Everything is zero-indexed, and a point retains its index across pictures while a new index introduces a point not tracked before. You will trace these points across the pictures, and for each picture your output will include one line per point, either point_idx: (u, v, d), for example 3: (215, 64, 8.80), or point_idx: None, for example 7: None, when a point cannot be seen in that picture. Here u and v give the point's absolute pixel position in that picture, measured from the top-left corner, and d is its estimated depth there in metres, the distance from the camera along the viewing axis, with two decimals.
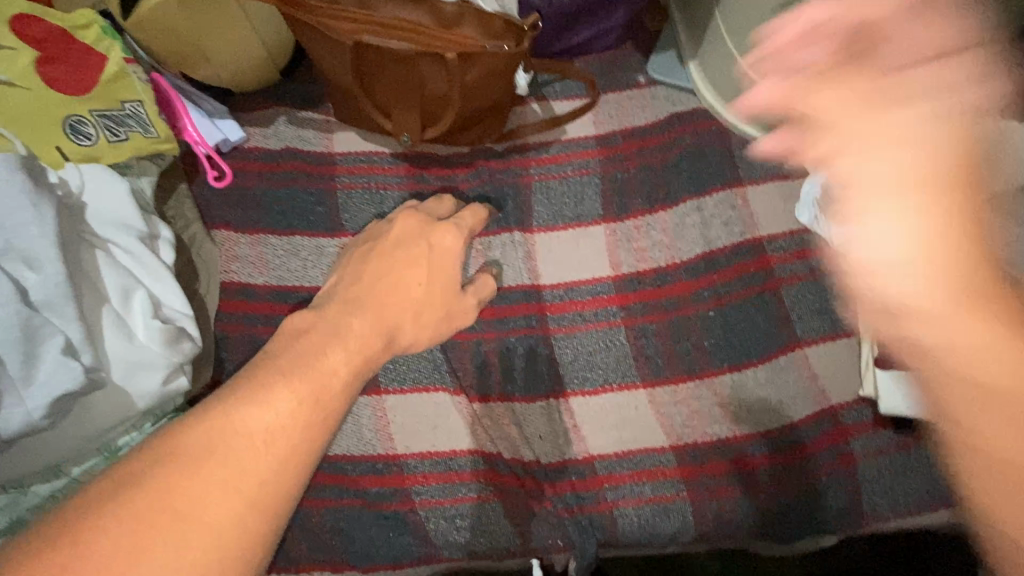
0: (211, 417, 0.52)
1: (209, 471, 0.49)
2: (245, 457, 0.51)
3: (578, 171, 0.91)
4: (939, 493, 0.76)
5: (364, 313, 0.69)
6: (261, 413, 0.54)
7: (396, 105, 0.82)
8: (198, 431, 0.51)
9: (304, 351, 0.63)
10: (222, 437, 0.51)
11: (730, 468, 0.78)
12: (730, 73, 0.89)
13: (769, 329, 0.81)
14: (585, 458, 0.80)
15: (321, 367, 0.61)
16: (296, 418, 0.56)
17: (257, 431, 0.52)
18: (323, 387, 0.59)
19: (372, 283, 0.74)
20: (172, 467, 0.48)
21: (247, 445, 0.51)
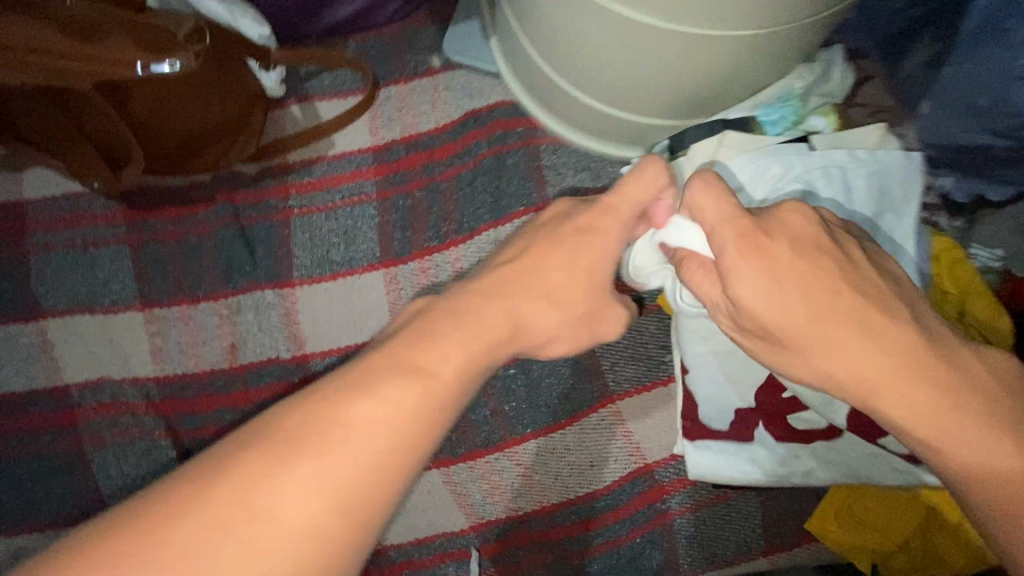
0: (276, 443, 0.36)
1: (297, 464, 0.36)
2: (339, 448, 0.37)
3: (349, 199, 0.73)
4: (756, 544, 0.71)
5: (495, 300, 0.47)
6: (369, 398, 0.39)
7: (55, 143, 0.61)
8: (311, 405, 0.38)
9: (403, 343, 0.42)
10: (318, 422, 0.37)
11: (539, 540, 0.70)
12: (522, 59, 0.70)
13: (577, 384, 0.70)
14: (378, 549, 0.70)
15: (390, 383, 0.39)
16: (358, 454, 0.37)
17: (360, 424, 0.38)
18: (433, 390, 0.40)
19: (477, 300, 0.47)
20: (261, 457, 0.36)
21: (345, 437, 0.37)
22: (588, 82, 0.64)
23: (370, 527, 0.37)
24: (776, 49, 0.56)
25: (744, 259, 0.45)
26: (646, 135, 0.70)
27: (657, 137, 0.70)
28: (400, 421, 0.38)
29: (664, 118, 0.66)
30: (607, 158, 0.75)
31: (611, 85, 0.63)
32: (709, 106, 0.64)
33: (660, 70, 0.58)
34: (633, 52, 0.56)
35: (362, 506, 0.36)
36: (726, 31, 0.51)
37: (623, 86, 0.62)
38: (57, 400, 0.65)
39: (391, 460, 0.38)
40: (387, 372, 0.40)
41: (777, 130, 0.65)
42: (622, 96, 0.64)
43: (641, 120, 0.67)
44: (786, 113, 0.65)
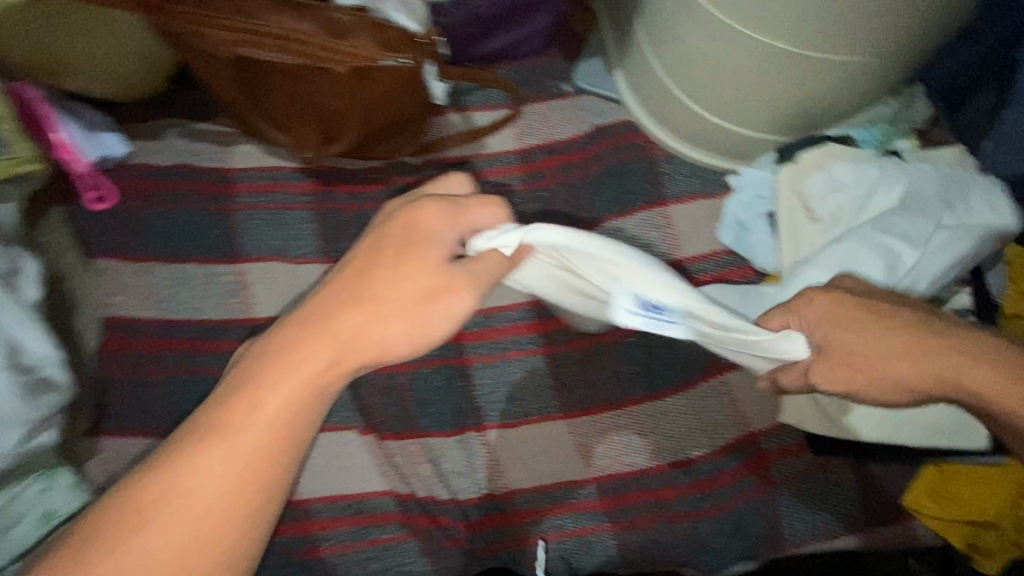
0: (178, 452, 0.45)
1: (184, 473, 0.45)
2: (234, 454, 0.45)
3: (497, 189, 0.87)
4: (854, 517, 0.76)
5: (365, 307, 0.49)
6: (254, 405, 0.46)
7: (291, 120, 0.76)
8: (212, 408, 0.47)
9: (294, 338, 0.48)
10: (201, 448, 0.45)
11: (652, 498, 0.76)
12: (653, 84, 0.85)
13: (691, 355, 0.79)
14: (504, 493, 0.77)
15: (297, 356, 0.47)
16: (280, 432, 0.46)
17: (259, 427, 0.46)
18: (340, 363, 0.48)
19: (348, 313, 0.49)
20: (196, 441, 0.46)
21: (227, 460, 0.45)
22: (716, 96, 0.79)
23: (283, 472, 0.47)
24: (880, 73, 0.70)
25: (847, 328, 0.52)
26: (753, 148, 0.84)
27: (762, 150, 0.84)
28: (303, 392, 0.47)
29: (773, 132, 0.80)
30: (714, 168, 0.88)
31: (737, 101, 0.78)
32: (812, 123, 0.78)
33: (785, 86, 0.73)
34: (766, 70, 0.71)
35: (274, 465, 0.46)
36: (847, 52, 0.66)
37: (748, 100, 0.77)
38: (248, 329, 0.77)
39: (312, 391, 0.47)
40: (369, 299, 0.49)
41: (871, 142, 0.77)
42: (743, 111, 0.79)
43: (754, 132, 0.81)
44: (876, 134, 0.78)
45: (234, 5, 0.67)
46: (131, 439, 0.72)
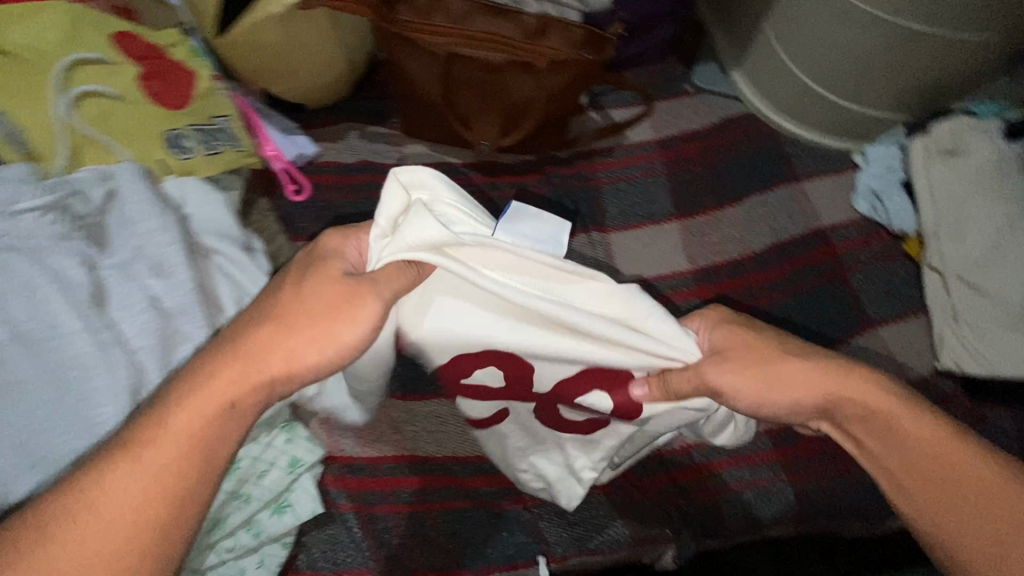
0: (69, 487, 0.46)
1: (104, 488, 0.46)
2: (128, 486, 0.47)
3: (645, 172, 0.96)
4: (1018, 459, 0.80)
5: (297, 334, 0.54)
6: (180, 410, 0.50)
7: (477, 113, 0.86)
8: (143, 431, 0.49)
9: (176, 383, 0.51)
10: (119, 473, 0.47)
11: (821, 449, 0.82)
12: (779, 78, 0.96)
13: (846, 313, 0.85)
14: (683, 448, 0.82)
15: (215, 384, 0.51)
16: (175, 459, 0.48)
17: (175, 453, 0.48)
18: (254, 381, 0.52)
19: (278, 330, 0.54)
20: (88, 483, 0.46)
21: (116, 493, 0.46)
22: (846, 82, 0.89)
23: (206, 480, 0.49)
24: (1000, 52, 0.81)
25: (760, 388, 0.59)
26: (874, 128, 0.94)
27: (883, 130, 0.94)
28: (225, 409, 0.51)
29: (895, 111, 0.91)
30: (836, 150, 0.97)
31: (866, 85, 0.88)
32: (933, 102, 0.89)
33: (915, 67, 0.83)
34: (899, 54, 0.82)
35: (186, 473, 0.48)
36: (979, 32, 0.77)
37: (879, 80, 0.87)
38: None
39: (222, 412, 0.51)
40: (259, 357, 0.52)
41: (994, 112, 0.87)
42: (870, 94, 0.89)
43: (878, 112, 0.91)
44: (993, 107, 0.87)
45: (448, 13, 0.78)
46: None
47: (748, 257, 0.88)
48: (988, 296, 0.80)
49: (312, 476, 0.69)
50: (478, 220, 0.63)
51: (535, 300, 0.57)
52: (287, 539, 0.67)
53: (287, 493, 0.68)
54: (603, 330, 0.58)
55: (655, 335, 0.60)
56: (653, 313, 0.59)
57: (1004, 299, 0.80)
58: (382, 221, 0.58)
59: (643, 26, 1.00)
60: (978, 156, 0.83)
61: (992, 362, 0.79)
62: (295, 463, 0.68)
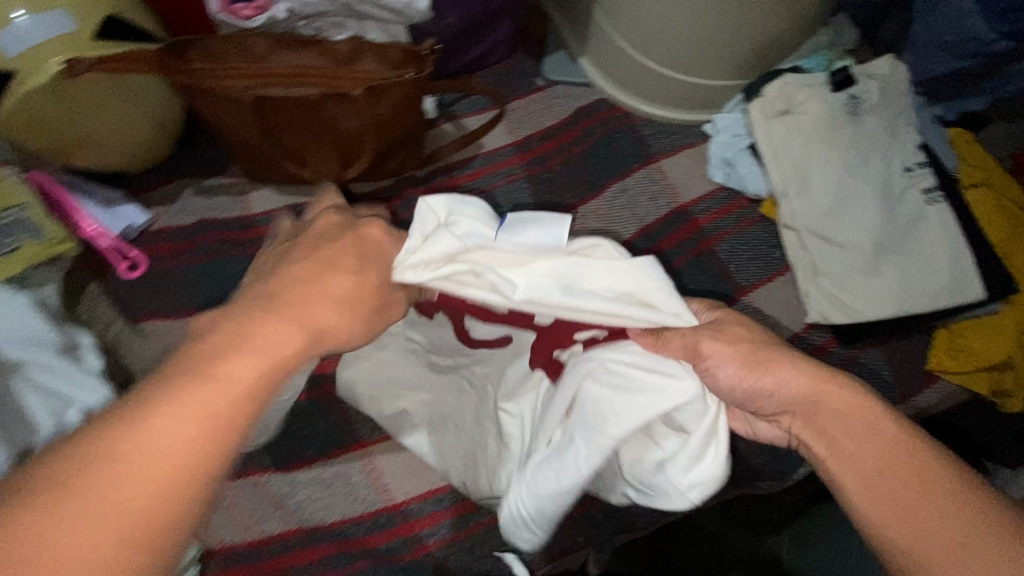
0: (99, 434, 0.33)
1: (106, 490, 0.32)
2: (121, 483, 0.32)
3: (505, 179, 0.94)
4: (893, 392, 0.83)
5: (276, 312, 0.43)
6: (160, 422, 0.34)
7: (310, 152, 0.82)
8: (113, 435, 0.33)
9: (218, 337, 0.40)
10: (120, 446, 0.33)
11: None
12: (620, 60, 0.95)
13: (716, 285, 0.86)
14: None
15: (193, 386, 0.37)
16: (185, 458, 0.34)
17: (168, 452, 0.34)
18: (222, 398, 0.37)
19: (253, 313, 0.42)
20: (84, 458, 0.32)
21: (134, 469, 0.33)
22: (680, 57, 0.89)
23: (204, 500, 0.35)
24: (811, 7, 0.83)
25: (753, 368, 0.52)
26: (718, 96, 0.95)
27: (727, 97, 0.95)
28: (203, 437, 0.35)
29: (733, 77, 0.92)
30: (689, 123, 0.98)
31: (698, 57, 0.88)
32: (765, 63, 0.90)
33: (737, 34, 0.84)
34: (718, 23, 0.83)
35: (204, 481, 0.35)
36: None
37: (709, 51, 0.87)
38: None
39: (210, 440, 0.36)
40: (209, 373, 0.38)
41: (822, 65, 0.88)
42: (704, 65, 0.89)
43: (717, 81, 0.92)
44: (820, 61, 0.89)
45: (246, 54, 0.72)
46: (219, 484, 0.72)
47: (623, 245, 0.88)
48: (839, 245, 0.83)
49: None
50: (491, 231, 0.57)
51: (544, 298, 0.52)
52: None
53: None
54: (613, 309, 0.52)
55: (660, 308, 0.53)
56: (661, 288, 0.54)
57: (854, 246, 0.82)
58: (412, 241, 0.54)
59: (479, 28, 0.97)
60: (810, 112, 0.85)
61: (852, 309, 0.81)
62: None
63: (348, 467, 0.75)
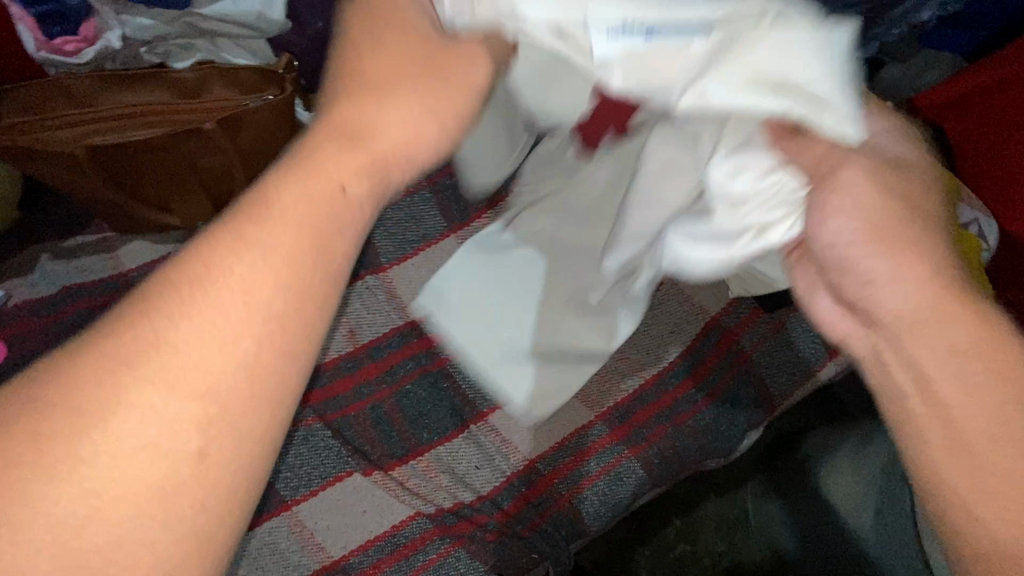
0: (195, 257, 0.40)
1: (201, 320, 0.38)
2: (218, 322, 0.38)
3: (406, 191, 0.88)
4: (822, 351, 0.84)
5: (360, 145, 0.45)
6: (259, 250, 0.40)
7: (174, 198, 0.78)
8: (188, 265, 0.40)
9: (279, 178, 0.43)
10: (220, 310, 0.38)
11: (656, 410, 0.80)
12: None
13: None
14: (526, 466, 0.77)
15: (279, 228, 0.41)
16: (260, 304, 0.39)
17: (246, 286, 0.39)
18: (322, 245, 0.42)
19: (336, 147, 0.45)
20: (117, 356, 0.37)
21: (217, 349, 0.38)
22: None
23: (308, 354, 0.41)
24: None
25: (833, 210, 0.50)
26: None
27: None
28: (286, 265, 0.40)
29: None
30: None
31: None
32: None
33: None
34: None
35: (304, 316, 0.41)
36: None
37: None
38: None
39: (295, 269, 0.40)
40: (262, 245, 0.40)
41: None
42: None
43: None
44: None
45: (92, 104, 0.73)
46: None
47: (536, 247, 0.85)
48: None
49: None
50: None
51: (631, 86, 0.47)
52: None
53: None
54: (776, 82, 0.44)
55: (828, 116, 0.44)
56: (832, 79, 0.44)
57: None
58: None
59: None
60: None
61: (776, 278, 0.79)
62: None
63: (279, 531, 0.72)
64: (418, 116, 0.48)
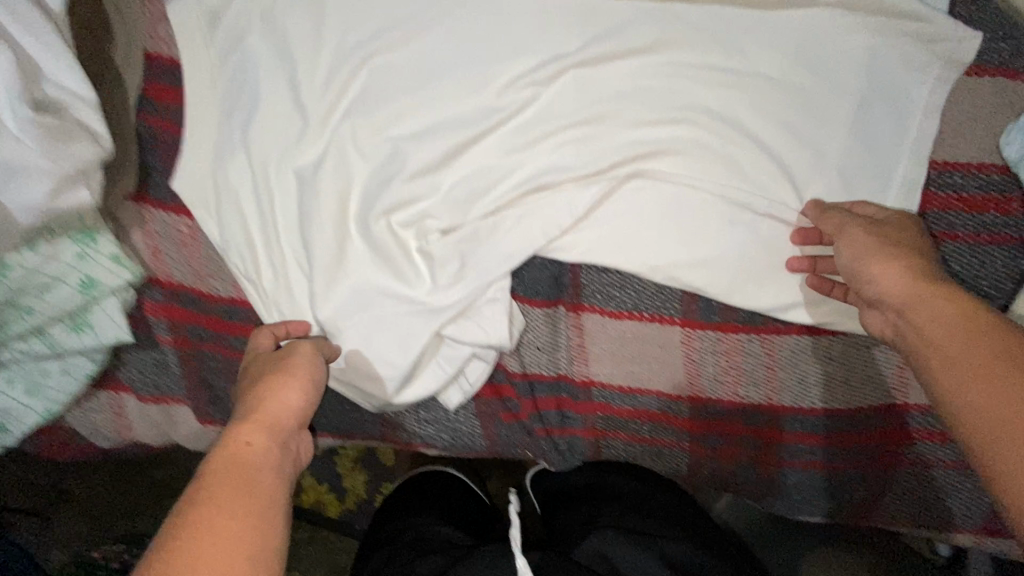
0: (247, 404, 0.49)
1: (240, 470, 0.43)
2: (250, 465, 0.43)
3: None
4: (973, 519, 0.65)
5: (249, 410, 0.48)
6: (285, 394, 0.50)
7: None
8: (245, 414, 0.48)
9: (251, 382, 0.53)
10: (265, 414, 0.48)
11: (747, 433, 0.66)
12: None
13: None
14: (582, 381, 0.66)
15: (242, 448, 0.45)
16: (231, 501, 0.40)
17: (263, 455, 0.45)
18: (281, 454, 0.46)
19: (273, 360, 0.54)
20: (246, 430, 0.46)
21: (262, 470, 0.44)
22: None
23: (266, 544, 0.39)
24: None
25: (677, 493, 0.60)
26: None
27: None
28: (269, 452, 0.46)
29: None
30: None
31: None
32: None
33: None
34: None
35: (268, 513, 0.41)
36: None
37: None
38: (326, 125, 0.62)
39: (263, 478, 0.43)
40: (262, 384, 0.51)
41: None
42: None
43: None
44: None
45: None
46: (175, 215, 0.60)
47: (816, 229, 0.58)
48: None
49: (120, 301, 0.57)
50: None
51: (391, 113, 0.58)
52: (97, 356, 0.59)
53: (86, 312, 0.56)
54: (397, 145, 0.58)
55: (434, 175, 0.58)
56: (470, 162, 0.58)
57: None
58: None
59: None
60: None
61: None
62: (91, 284, 0.55)
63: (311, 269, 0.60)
64: (288, 390, 0.51)
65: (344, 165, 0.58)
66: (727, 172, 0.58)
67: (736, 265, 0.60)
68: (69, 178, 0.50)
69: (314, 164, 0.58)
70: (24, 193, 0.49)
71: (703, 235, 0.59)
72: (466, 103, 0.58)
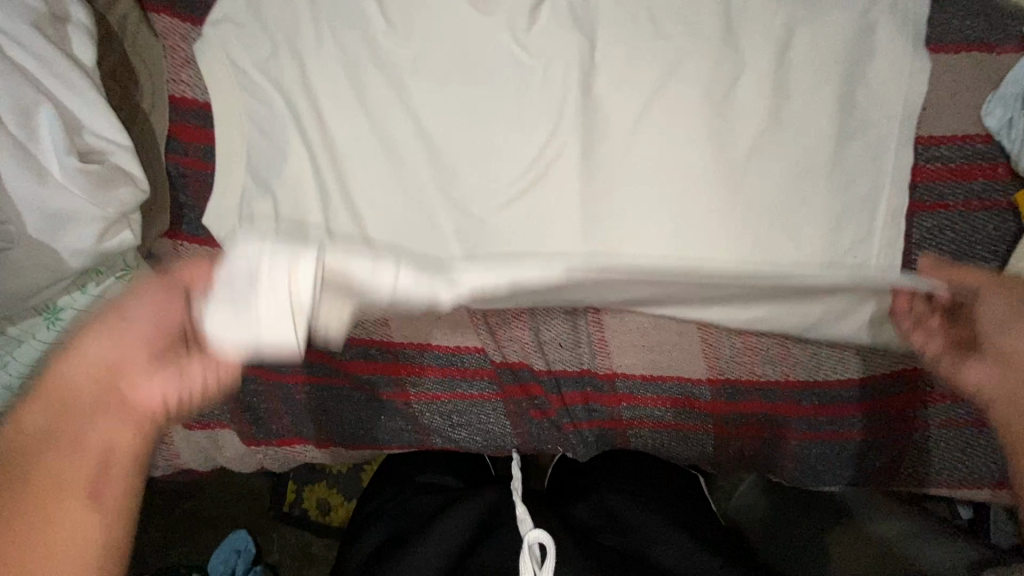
0: (65, 362, 0.44)
1: (64, 495, 0.39)
2: (69, 467, 0.40)
3: None
4: (989, 475, 0.68)
5: (75, 402, 0.43)
6: (148, 380, 0.45)
7: None
8: (57, 385, 0.43)
9: (97, 317, 0.45)
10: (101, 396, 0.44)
11: (767, 410, 0.69)
12: None
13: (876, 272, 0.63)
14: (606, 374, 0.69)
15: (55, 456, 0.40)
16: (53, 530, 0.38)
17: (100, 447, 0.42)
18: (114, 451, 0.42)
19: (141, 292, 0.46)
20: (55, 423, 0.41)
21: (94, 470, 0.41)
22: None
23: None
24: None
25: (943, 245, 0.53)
26: None
27: None
28: (93, 458, 0.41)
29: None
30: (1009, 8, 0.60)
31: None
32: None
33: None
34: None
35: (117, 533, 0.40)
36: None
37: None
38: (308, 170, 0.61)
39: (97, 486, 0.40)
40: (112, 365, 0.44)
41: None
42: None
43: None
44: None
45: None
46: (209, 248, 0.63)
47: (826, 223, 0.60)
48: None
49: None
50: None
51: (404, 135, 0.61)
52: None
53: None
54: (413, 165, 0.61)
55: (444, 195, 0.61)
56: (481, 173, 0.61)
57: None
58: None
59: None
60: None
61: None
62: None
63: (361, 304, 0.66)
64: (126, 343, 0.45)
65: (364, 187, 0.61)
66: (726, 166, 0.60)
67: (748, 257, 0.60)
68: (115, 221, 0.53)
69: (336, 188, 0.61)
70: (74, 234, 0.51)
71: (710, 230, 0.60)
72: (476, 125, 0.61)
